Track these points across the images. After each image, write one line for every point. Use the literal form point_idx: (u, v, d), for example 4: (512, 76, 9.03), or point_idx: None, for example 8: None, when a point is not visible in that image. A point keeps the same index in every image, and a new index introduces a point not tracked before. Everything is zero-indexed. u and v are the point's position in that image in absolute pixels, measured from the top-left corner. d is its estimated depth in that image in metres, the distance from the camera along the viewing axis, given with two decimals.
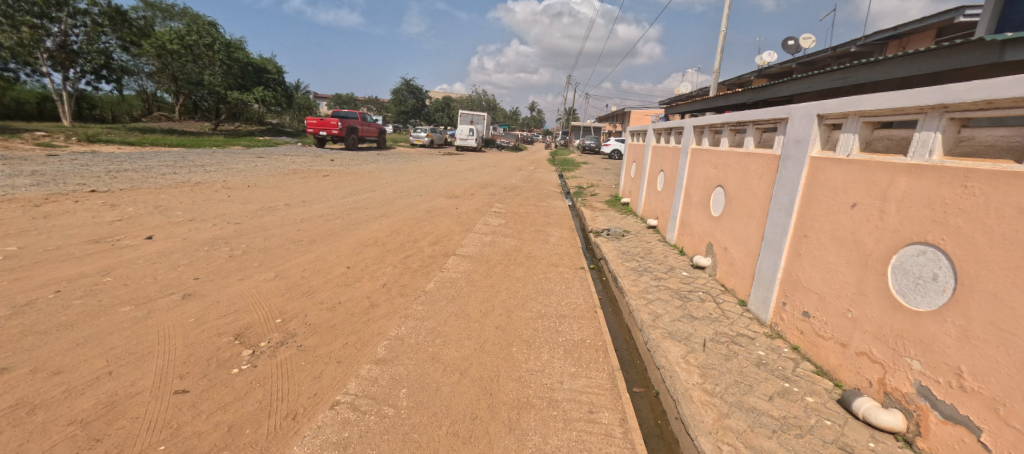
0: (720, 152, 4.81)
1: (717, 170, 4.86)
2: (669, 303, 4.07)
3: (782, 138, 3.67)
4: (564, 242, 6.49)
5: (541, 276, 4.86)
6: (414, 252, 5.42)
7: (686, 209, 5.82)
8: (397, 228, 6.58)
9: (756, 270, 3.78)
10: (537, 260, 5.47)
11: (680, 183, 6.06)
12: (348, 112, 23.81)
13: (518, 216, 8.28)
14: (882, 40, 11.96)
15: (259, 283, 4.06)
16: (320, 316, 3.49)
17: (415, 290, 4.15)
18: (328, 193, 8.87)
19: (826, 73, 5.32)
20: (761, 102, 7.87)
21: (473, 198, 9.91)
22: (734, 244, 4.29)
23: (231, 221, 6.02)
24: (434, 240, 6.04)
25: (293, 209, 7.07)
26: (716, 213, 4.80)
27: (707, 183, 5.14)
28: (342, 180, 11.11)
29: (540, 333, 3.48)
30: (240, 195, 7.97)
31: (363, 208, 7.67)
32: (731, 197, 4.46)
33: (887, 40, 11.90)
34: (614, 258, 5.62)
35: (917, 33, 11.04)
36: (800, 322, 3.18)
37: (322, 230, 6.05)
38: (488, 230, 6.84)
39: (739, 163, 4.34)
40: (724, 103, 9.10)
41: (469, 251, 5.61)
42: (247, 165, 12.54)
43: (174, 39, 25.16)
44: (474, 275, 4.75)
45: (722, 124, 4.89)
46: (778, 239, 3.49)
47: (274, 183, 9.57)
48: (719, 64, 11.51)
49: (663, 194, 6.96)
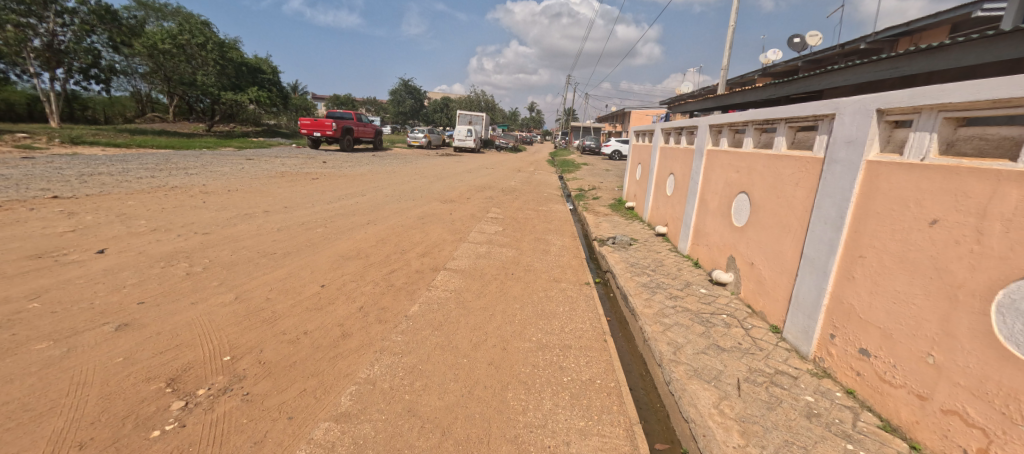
0: (743, 155, 4.26)
1: (739, 174, 4.31)
2: (689, 328, 3.52)
3: (825, 137, 3.11)
4: (565, 253, 5.93)
5: (541, 295, 4.30)
6: (399, 267, 4.86)
7: (701, 217, 5.26)
8: (383, 237, 6.02)
9: (793, 292, 3.23)
10: (537, 274, 4.91)
11: (694, 189, 5.51)
12: (344, 112, 23.33)
13: (517, 222, 7.72)
14: (893, 36, 11.42)
15: (213, 307, 3.49)
16: (278, 351, 2.93)
17: (395, 314, 3.59)
18: (314, 198, 8.31)
19: (864, 64, 4.72)
20: (782, 99, 7.21)
21: (469, 203, 9.34)
22: (762, 260, 3.75)
23: (199, 231, 5.45)
24: (423, 251, 5.48)
25: (271, 217, 6.50)
26: (739, 223, 4.25)
27: (727, 189, 4.60)
28: (331, 183, 10.53)
29: (541, 371, 2.93)
30: (217, 200, 7.39)
31: (349, 215, 7.11)
32: (758, 206, 3.91)
33: (898, 36, 11.36)
34: (623, 272, 5.06)
35: (931, 29, 10.50)
36: (856, 361, 2.63)
37: (300, 240, 5.49)
38: (483, 238, 6.27)
39: (769, 166, 3.78)
40: (739, 100, 8.47)
41: (461, 265, 5.05)
42: (232, 168, 11.95)
43: (166, 39, 24.40)
44: (465, 294, 4.20)
45: (745, 123, 4.32)
46: (823, 258, 2.94)
47: (257, 188, 9.00)
48: (727, 60, 10.97)
49: (673, 200, 6.40)
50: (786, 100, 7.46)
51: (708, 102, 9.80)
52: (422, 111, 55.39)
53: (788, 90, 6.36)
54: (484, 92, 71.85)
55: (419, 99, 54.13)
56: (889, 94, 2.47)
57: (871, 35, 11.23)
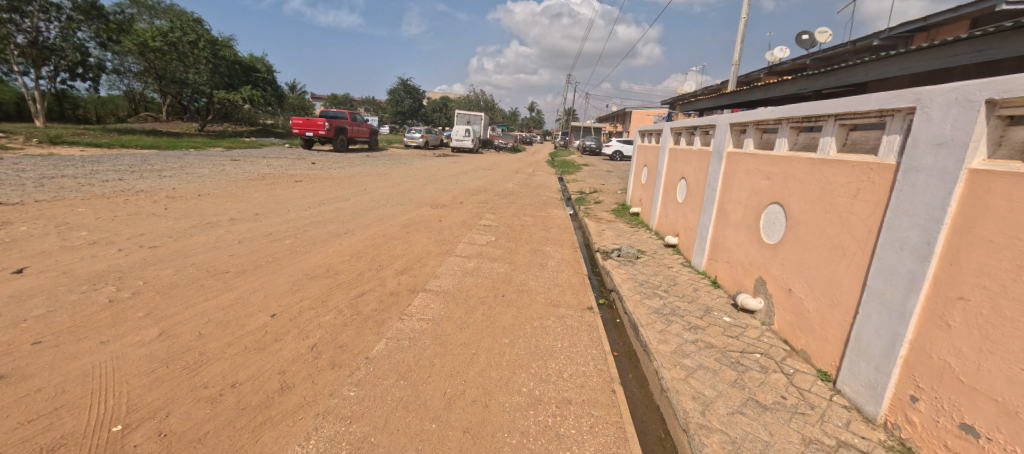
0: (775, 159, 3.59)
1: (771, 182, 3.63)
2: (717, 374, 2.85)
3: (895, 137, 2.44)
4: (565, 268, 5.24)
5: (535, 325, 3.61)
6: (371, 288, 4.17)
7: (720, 229, 4.58)
8: (359, 251, 5.33)
9: (852, 334, 2.55)
10: (532, 297, 4.23)
11: (710, 196, 4.83)
12: (338, 112, 22.62)
13: (512, 230, 7.05)
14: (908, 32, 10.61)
15: (125, 349, 2.81)
16: (190, 415, 2.25)
17: (354, 355, 2.91)
18: (291, 203, 7.62)
19: (920, 52, 4.01)
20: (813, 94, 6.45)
21: (461, 208, 8.66)
22: (805, 288, 3.08)
23: (146, 244, 4.77)
24: (402, 267, 4.80)
25: (236, 226, 5.82)
26: (771, 240, 3.58)
27: (754, 199, 3.92)
28: (315, 187, 9.83)
29: (533, 440, 2.26)
30: (181, 206, 6.71)
31: (326, 223, 6.43)
32: (797, 222, 3.23)
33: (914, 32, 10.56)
34: (630, 293, 4.37)
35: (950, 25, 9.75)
36: (957, 439, 1.97)
37: (261, 255, 4.80)
38: (472, 251, 5.58)
39: (812, 174, 3.10)
40: (758, 96, 7.73)
41: (444, 285, 4.35)
42: (211, 170, 11.22)
43: (157, 36, 23.77)
44: (444, 325, 3.50)
45: (778, 120, 3.65)
46: (900, 295, 2.27)
47: (232, 192, 8.31)
48: (738, 56, 10.30)
49: (686, 208, 5.72)
50: (817, 95, 6.70)
51: (723, 98, 9.00)
52: (421, 111, 54.80)
53: (822, 83, 5.62)
54: (483, 92, 71.20)
55: (417, 99, 53.56)
56: (1011, 79, 1.82)
57: (886, 31, 10.38)
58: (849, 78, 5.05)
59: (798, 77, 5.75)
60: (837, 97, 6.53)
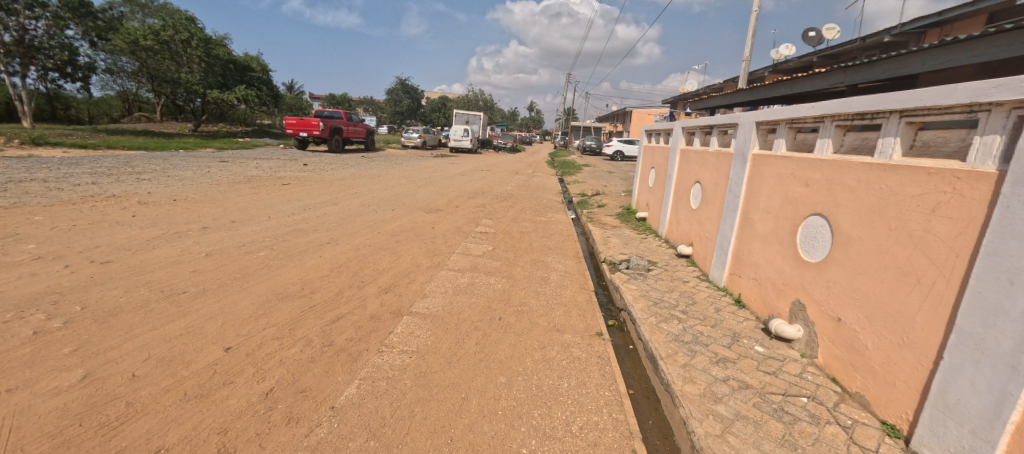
0: (817, 162, 3.08)
1: (812, 190, 3.12)
2: (759, 428, 2.33)
3: (995, 139, 1.95)
4: (569, 283, 4.72)
5: (536, 358, 3.09)
6: (349, 311, 3.64)
7: (744, 240, 4.07)
8: (341, 264, 4.80)
9: (934, 385, 2.06)
10: (532, 320, 3.70)
11: (732, 203, 4.32)
12: (334, 112, 22.11)
13: (510, 238, 6.53)
14: (921, 28, 9.89)
15: (34, 400, 2.29)
16: None
17: (317, 404, 2.39)
18: (273, 210, 7.08)
19: (983, 38, 3.47)
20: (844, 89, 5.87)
21: (457, 213, 8.14)
22: (861, 318, 2.57)
23: (99, 259, 4.24)
24: (386, 284, 4.27)
25: (207, 236, 5.29)
26: (812, 258, 3.06)
27: (788, 208, 3.41)
28: (303, 190, 9.28)
29: None
30: (151, 213, 6.17)
31: (309, 232, 5.91)
32: (849, 237, 2.72)
33: (927, 28, 9.84)
34: (644, 315, 3.86)
35: (966, 20, 9.18)
36: None
37: (228, 271, 4.26)
38: (466, 264, 5.04)
39: (868, 181, 2.60)
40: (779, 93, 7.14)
41: (432, 307, 3.82)
42: (195, 172, 10.69)
43: (149, 35, 23.26)
44: (430, 359, 2.97)
45: (817, 118, 3.15)
46: (1009, 342, 1.76)
47: (212, 196, 7.77)
48: (749, 51, 9.80)
49: (701, 215, 5.20)
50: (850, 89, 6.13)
51: (738, 95, 8.45)
52: (419, 110, 54.24)
53: (855, 77, 5.08)
54: (482, 91, 70.64)
55: (416, 99, 53.04)
56: None
57: (897, 27, 9.69)
58: (893, 70, 4.49)
59: (832, 69, 5.19)
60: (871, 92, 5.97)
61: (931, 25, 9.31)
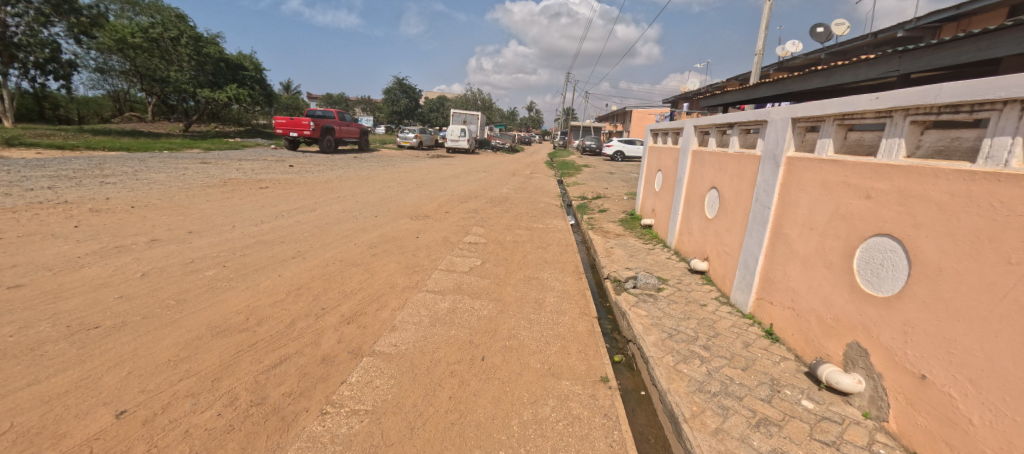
0: (884, 169, 2.42)
1: (877, 204, 2.46)
2: None
3: None
4: (568, 308, 4.03)
5: (526, 419, 2.43)
6: (297, 350, 2.96)
7: (777, 260, 3.40)
8: (301, 285, 4.10)
9: None
10: (523, 361, 3.03)
11: (760, 214, 3.66)
12: (325, 112, 21.36)
13: (502, 249, 5.85)
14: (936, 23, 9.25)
15: None
16: None
17: None
18: (240, 218, 6.38)
19: None
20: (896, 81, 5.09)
21: (446, 220, 7.44)
22: (961, 381, 1.95)
23: (7, 283, 3.54)
24: (350, 312, 3.59)
25: (153, 251, 4.60)
26: (880, 292, 2.41)
27: (839, 225, 2.75)
28: (281, 195, 8.57)
29: None
30: (98, 224, 5.47)
31: (274, 245, 5.22)
32: (939, 271, 2.07)
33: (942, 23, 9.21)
34: (659, 351, 3.18)
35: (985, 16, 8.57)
36: None
37: (161, 297, 3.57)
38: (449, 284, 4.35)
39: (973, 198, 1.95)
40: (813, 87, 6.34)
41: (401, 343, 3.14)
42: (169, 175, 9.97)
43: (137, 32, 22.43)
44: (387, 424, 2.30)
45: (882, 113, 2.50)
46: None
47: (176, 203, 7.06)
48: (761, 45, 9.14)
49: (719, 226, 4.52)
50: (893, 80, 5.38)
51: (758, 91, 7.66)
52: (417, 110, 53.51)
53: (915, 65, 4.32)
54: (481, 90, 69.95)
55: (413, 99, 52.34)
56: None
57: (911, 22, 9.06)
58: (962, 55, 3.77)
59: (883, 56, 4.44)
60: (917, 84, 5.24)
61: (948, 20, 8.69)
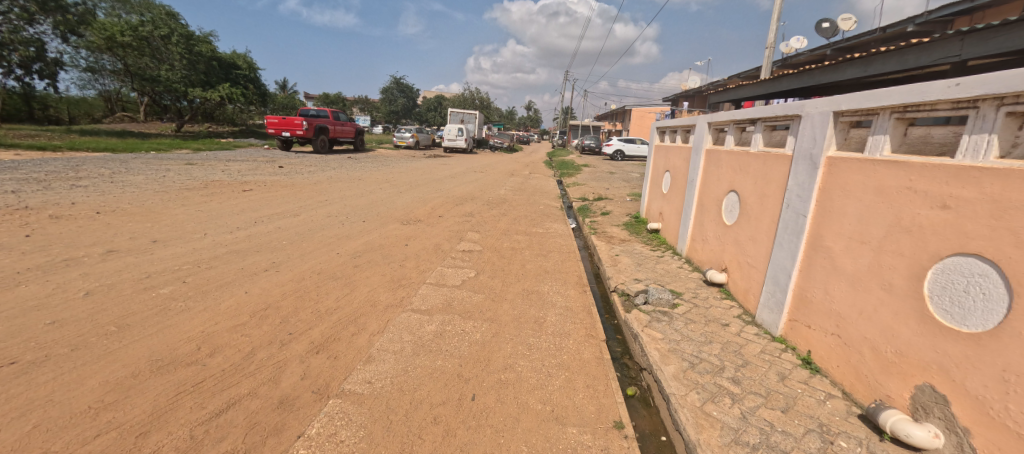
0: (969, 173, 1.95)
1: (960, 216, 1.98)
2: None
3: None
4: (572, 329, 3.55)
5: None
6: (251, 390, 2.48)
7: (815, 276, 2.92)
8: (269, 304, 3.61)
9: None
10: (521, 400, 2.56)
11: (793, 222, 3.17)
12: (319, 112, 20.85)
13: (499, 258, 5.36)
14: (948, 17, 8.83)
15: None
16: None
17: None
18: (214, 224, 5.88)
19: None
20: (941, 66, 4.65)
21: (439, 225, 6.95)
22: None
23: None
24: (321, 338, 3.11)
25: (107, 264, 4.11)
26: (967, 326, 1.94)
27: (902, 240, 2.27)
28: (264, 198, 8.06)
29: None
30: (53, 233, 4.96)
31: (246, 255, 4.72)
32: None
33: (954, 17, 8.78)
34: (681, 386, 2.70)
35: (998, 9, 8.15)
36: None
37: (101, 322, 3.08)
38: (438, 301, 3.86)
39: None
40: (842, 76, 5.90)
41: (376, 378, 2.66)
42: (148, 177, 9.45)
43: (126, 30, 21.66)
44: None
45: (967, 103, 2.02)
46: None
47: (147, 208, 6.55)
48: (774, 38, 8.70)
49: (739, 234, 4.04)
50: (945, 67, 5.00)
51: (780, 82, 7.22)
52: (414, 110, 52.98)
53: None
54: (479, 90, 69.41)
55: (410, 98, 51.76)
56: None
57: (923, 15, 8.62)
58: None
59: None
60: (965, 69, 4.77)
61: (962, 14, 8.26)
